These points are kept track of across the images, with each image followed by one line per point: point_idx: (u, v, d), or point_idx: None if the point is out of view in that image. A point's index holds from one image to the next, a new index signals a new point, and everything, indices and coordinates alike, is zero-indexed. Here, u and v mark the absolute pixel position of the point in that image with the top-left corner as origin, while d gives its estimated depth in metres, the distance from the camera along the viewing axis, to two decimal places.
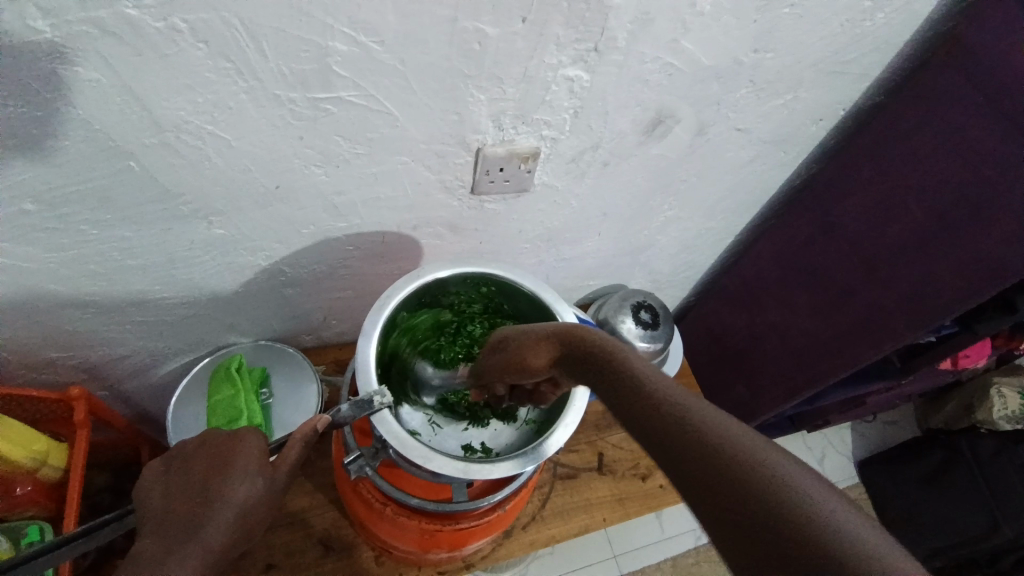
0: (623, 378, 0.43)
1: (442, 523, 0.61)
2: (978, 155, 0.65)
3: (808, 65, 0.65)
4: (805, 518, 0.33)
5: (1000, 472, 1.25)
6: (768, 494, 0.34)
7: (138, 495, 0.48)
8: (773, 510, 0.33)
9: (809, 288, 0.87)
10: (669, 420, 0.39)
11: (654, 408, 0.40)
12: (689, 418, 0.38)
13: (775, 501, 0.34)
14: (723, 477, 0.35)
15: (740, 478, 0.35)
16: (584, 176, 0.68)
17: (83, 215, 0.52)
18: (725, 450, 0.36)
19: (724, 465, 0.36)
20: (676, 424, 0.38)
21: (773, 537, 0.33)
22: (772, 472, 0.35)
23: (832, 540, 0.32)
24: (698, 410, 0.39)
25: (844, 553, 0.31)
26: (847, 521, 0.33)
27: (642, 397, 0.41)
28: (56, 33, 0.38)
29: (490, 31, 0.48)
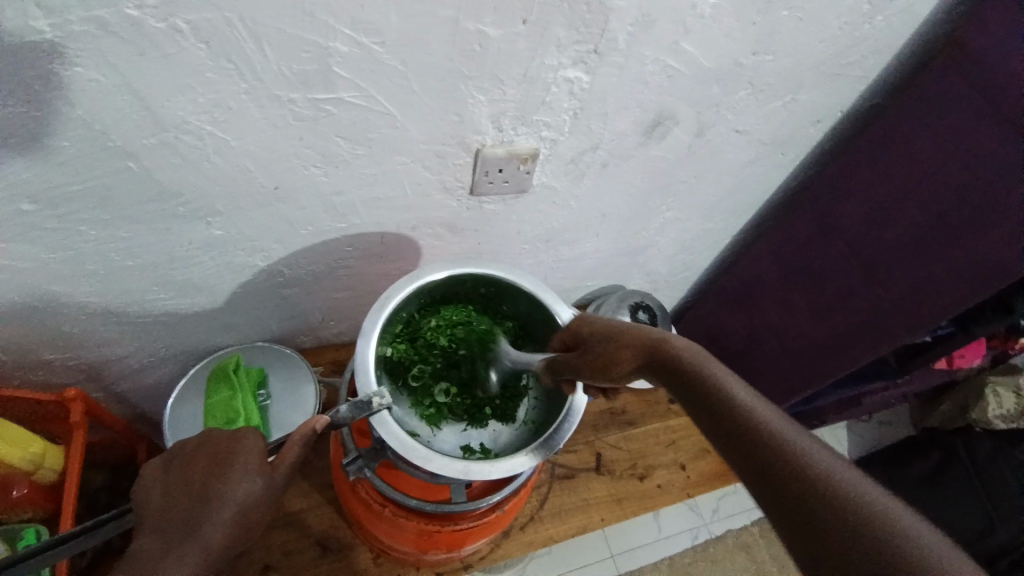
0: (702, 380, 0.45)
1: (442, 524, 0.61)
2: (978, 158, 0.65)
3: (807, 66, 0.65)
4: (880, 527, 0.34)
5: (997, 472, 1.28)
6: (827, 485, 0.37)
7: (138, 495, 0.48)
8: (839, 513, 0.35)
9: (808, 289, 0.87)
10: (745, 424, 0.41)
11: (734, 412, 0.42)
12: (767, 426, 0.41)
13: (851, 512, 0.35)
14: (798, 484, 0.37)
15: (813, 485, 0.37)
16: (584, 177, 0.68)
17: (81, 215, 0.52)
18: (796, 455, 0.39)
19: (800, 471, 0.38)
20: (754, 431, 0.41)
21: (824, 519, 0.36)
22: (844, 484, 0.37)
23: (880, 525, 0.34)
24: (774, 420, 0.41)
25: (895, 540, 0.34)
26: (894, 509, 0.35)
27: (717, 398, 0.43)
28: (57, 33, 0.38)
29: (492, 32, 0.48)
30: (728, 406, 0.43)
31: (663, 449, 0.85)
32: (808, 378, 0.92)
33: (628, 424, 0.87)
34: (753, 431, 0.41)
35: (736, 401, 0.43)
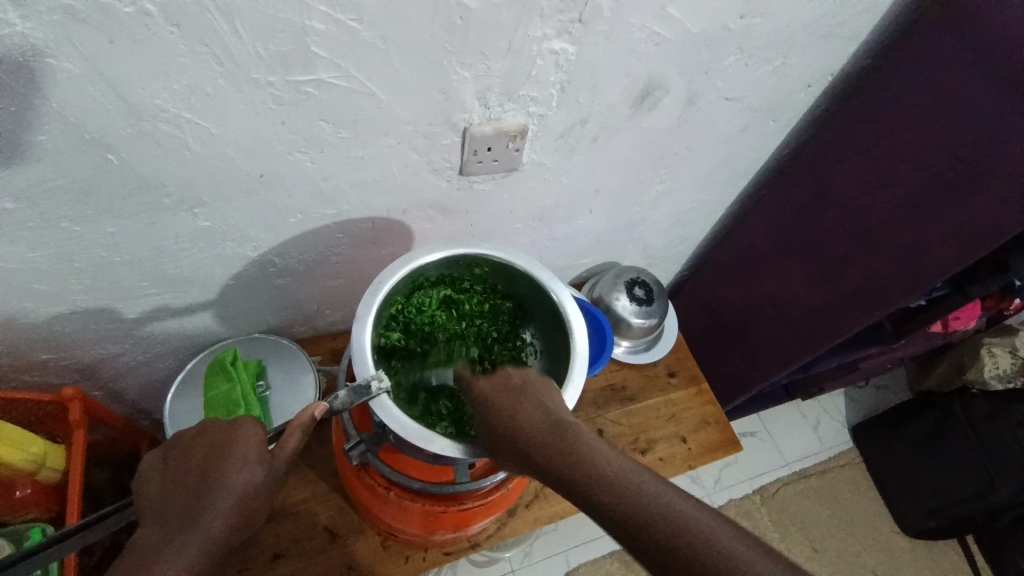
0: (531, 446, 0.48)
1: (447, 505, 0.62)
2: (972, 113, 0.65)
3: (796, 28, 0.64)
4: (697, 543, 0.42)
5: (997, 434, 1.25)
6: (637, 516, 0.44)
7: (138, 486, 0.48)
8: (647, 533, 0.43)
9: (804, 254, 0.87)
10: (616, 498, 0.45)
11: (627, 510, 0.44)
12: (659, 513, 0.44)
13: (657, 529, 0.43)
14: (651, 535, 0.43)
15: (665, 535, 0.43)
16: (574, 152, 0.68)
17: (65, 211, 0.51)
18: (607, 483, 0.45)
19: (695, 555, 0.41)
20: (655, 519, 0.43)
21: (641, 539, 0.43)
22: (693, 527, 0.43)
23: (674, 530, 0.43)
24: (664, 501, 0.44)
25: (685, 540, 0.42)
26: (680, 511, 0.44)
27: (584, 474, 0.46)
28: (27, 24, 0.38)
29: (473, 4, 0.47)
30: (626, 500, 0.44)
31: (665, 422, 0.85)
32: (803, 347, 0.92)
33: (628, 400, 0.87)
34: (633, 511, 0.44)
35: (627, 490, 0.45)
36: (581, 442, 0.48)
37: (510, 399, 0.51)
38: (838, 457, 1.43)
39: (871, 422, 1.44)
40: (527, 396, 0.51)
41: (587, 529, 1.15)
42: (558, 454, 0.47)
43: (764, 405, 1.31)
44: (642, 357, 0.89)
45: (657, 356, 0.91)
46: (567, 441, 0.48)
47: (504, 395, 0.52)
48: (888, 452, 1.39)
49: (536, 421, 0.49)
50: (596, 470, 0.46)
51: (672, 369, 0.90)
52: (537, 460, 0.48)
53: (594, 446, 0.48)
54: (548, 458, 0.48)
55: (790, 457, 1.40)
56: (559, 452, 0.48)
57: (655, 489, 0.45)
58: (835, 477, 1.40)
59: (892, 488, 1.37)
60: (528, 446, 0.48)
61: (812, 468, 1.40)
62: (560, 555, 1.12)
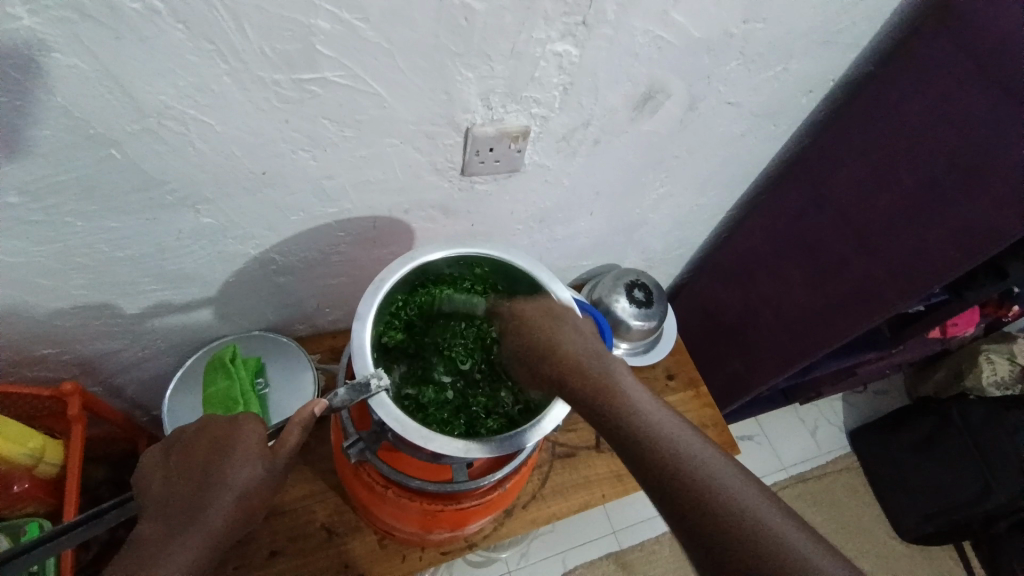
0: (541, 343, 0.54)
1: (444, 503, 0.61)
2: (968, 122, 0.66)
3: (797, 35, 0.64)
4: (667, 446, 0.46)
5: (993, 440, 1.27)
6: (622, 412, 0.48)
7: (140, 481, 0.48)
8: (628, 428, 0.47)
9: (803, 259, 0.88)
10: (608, 394, 0.49)
11: (637, 429, 0.47)
12: (676, 447, 0.46)
13: (636, 426, 0.47)
14: (629, 427, 0.47)
15: (641, 431, 0.47)
16: (576, 154, 0.68)
17: (68, 206, 0.51)
18: (602, 381, 0.51)
19: (673, 460, 0.45)
20: (635, 419, 0.48)
21: (621, 433, 0.48)
22: (670, 433, 0.47)
23: (651, 432, 0.47)
24: (674, 431, 0.47)
25: (658, 442, 0.46)
26: (663, 422, 0.48)
27: (585, 372, 0.51)
28: (34, 19, 0.38)
29: (477, 6, 0.47)
30: (656, 439, 0.46)
31: None
32: (802, 351, 0.92)
33: None
34: (619, 407, 0.49)
35: (647, 422, 0.47)
36: (590, 350, 0.53)
37: (552, 331, 0.54)
38: (835, 461, 1.43)
39: (868, 427, 1.44)
40: (568, 332, 0.54)
41: (585, 531, 1.16)
42: (567, 351, 0.53)
43: (762, 409, 1.31)
44: (641, 359, 0.90)
45: (657, 358, 0.91)
46: (604, 378, 0.51)
47: (536, 330, 0.55)
48: (884, 458, 1.39)
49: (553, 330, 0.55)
50: (630, 407, 0.48)
51: (671, 371, 0.91)
52: (543, 356, 0.54)
53: (632, 389, 0.50)
54: (552, 353, 0.53)
55: (787, 461, 1.40)
56: (567, 352, 0.53)
57: (644, 398, 0.50)
58: (832, 481, 1.40)
59: (888, 493, 1.38)
60: (539, 346, 0.54)
61: (809, 473, 1.40)
62: (558, 555, 1.12)
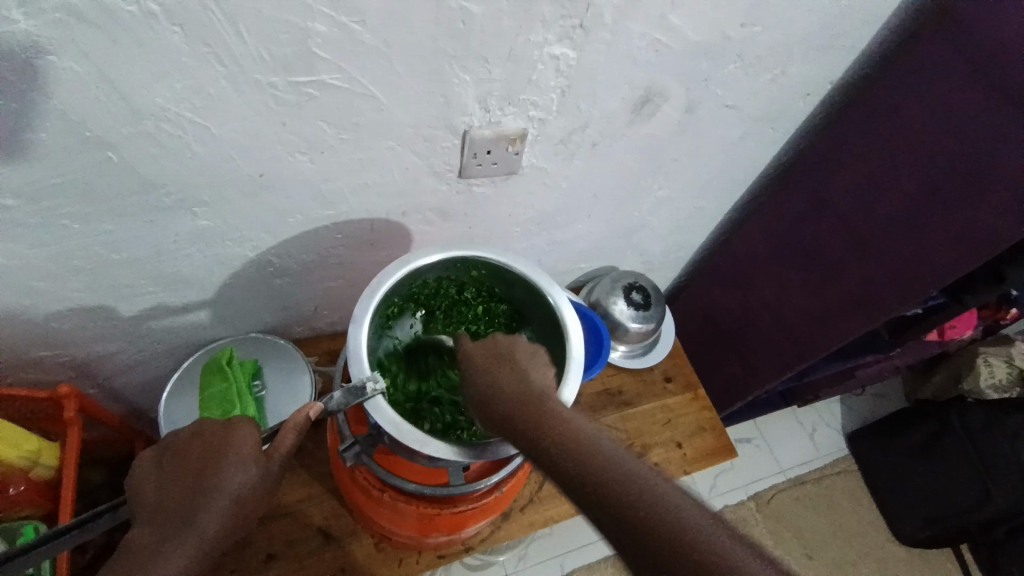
0: (477, 373, 0.52)
1: (441, 507, 0.61)
2: (967, 127, 0.66)
3: (795, 38, 0.65)
4: (594, 456, 0.44)
5: (991, 440, 1.27)
6: (552, 425, 0.46)
7: (133, 486, 0.48)
8: (556, 440, 0.45)
9: (802, 263, 0.88)
10: (539, 411, 0.48)
11: (563, 441, 0.45)
12: (604, 459, 0.44)
13: (565, 438, 0.45)
14: (556, 439, 0.45)
15: (568, 442, 0.45)
16: (573, 157, 0.68)
17: (64, 209, 0.51)
18: (535, 400, 0.48)
19: (599, 470, 0.43)
20: (563, 432, 0.46)
21: (547, 446, 0.45)
22: (598, 445, 0.45)
23: (580, 444, 0.45)
24: (604, 445, 0.45)
25: (587, 453, 0.44)
26: (595, 435, 0.46)
27: (519, 393, 0.49)
28: (30, 22, 0.38)
29: (475, 9, 0.47)
30: (592, 465, 0.43)
31: (661, 428, 0.85)
32: (801, 355, 0.92)
33: (625, 405, 0.87)
34: (548, 421, 0.47)
35: (575, 435, 0.45)
36: (528, 372, 0.52)
37: (516, 382, 0.50)
38: (834, 464, 1.43)
39: (866, 430, 1.44)
40: (531, 384, 0.50)
41: (583, 534, 1.16)
42: (501, 376, 0.51)
43: (760, 412, 1.31)
44: (639, 362, 0.89)
45: (653, 361, 0.91)
46: (542, 401, 0.48)
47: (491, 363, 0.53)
48: (883, 460, 1.39)
49: (494, 355, 0.54)
50: (558, 422, 0.47)
51: (668, 374, 0.90)
52: (480, 382, 0.52)
53: (563, 408, 0.48)
54: (486, 378, 0.52)
55: (786, 464, 1.40)
56: (501, 376, 0.51)
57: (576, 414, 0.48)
58: (831, 485, 1.40)
59: (886, 497, 1.38)
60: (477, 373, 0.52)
61: (808, 476, 1.40)
62: (554, 558, 1.12)
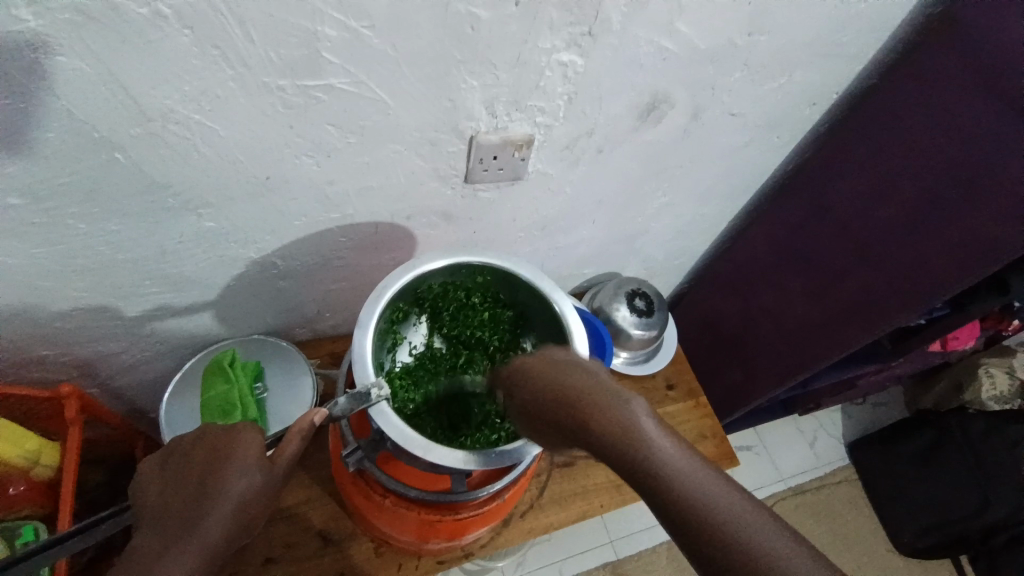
0: (535, 374, 0.49)
1: (442, 513, 0.61)
2: (970, 138, 0.66)
3: (802, 47, 0.65)
4: (665, 468, 0.41)
5: (991, 450, 1.28)
6: (618, 432, 0.43)
7: (137, 489, 0.49)
8: (624, 446, 0.42)
9: (804, 271, 0.87)
10: (604, 413, 0.44)
11: (631, 449, 0.42)
12: (676, 470, 0.41)
13: (632, 445, 0.42)
14: (624, 446, 0.42)
15: (635, 450, 0.42)
16: (579, 162, 0.68)
17: (69, 209, 0.51)
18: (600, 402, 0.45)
19: (671, 483, 0.40)
20: (631, 439, 0.42)
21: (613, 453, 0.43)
22: (669, 454, 0.42)
23: (648, 453, 0.42)
24: (674, 454, 0.42)
25: (655, 464, 0.41)
26: (665, 442, 0.42)
27: (579, 393, 0.46)
28: (39, 22, 0.38)
29: (483, 14, 0.47)
30: (664, 478, 0.40)
31: None
32: (801, 363, 0.92)
33: None
34: (614, 425, 0.43)
35: (645, 442, 0.42)
36: (588, 372, 0.48)
37: (578, 379, 0.47)
38: (834, 473, 1.42)
39: (867, 439, 1.43)
40: (592, 382, 0.47)
41: (582, 540, 1.15)
42: (558, 374, 0.48)
43: (761, 420, 1.31)
44: (642, 369, 0.89)
45: (655, 368, 0.91)
46: (606, 402, 0.45)
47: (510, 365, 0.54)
48: (883, 469, 1.39)
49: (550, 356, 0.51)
50: (625, 425, 0.43)
51: (670, 381, 0.90)
52: (537, 380, 0.49)
53: (632, 409, 0.44)
54: (544, 377, 0.49)
55: (786, 473, 1.40)
56: (557, 375, 0.48)
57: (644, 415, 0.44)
58: (831, 493, 1.40)
59: (887, 507, 1.37)
60: (536, 372, 0.49)
61: (808, 484, 1.39)
62: (554, 565, 1.12)
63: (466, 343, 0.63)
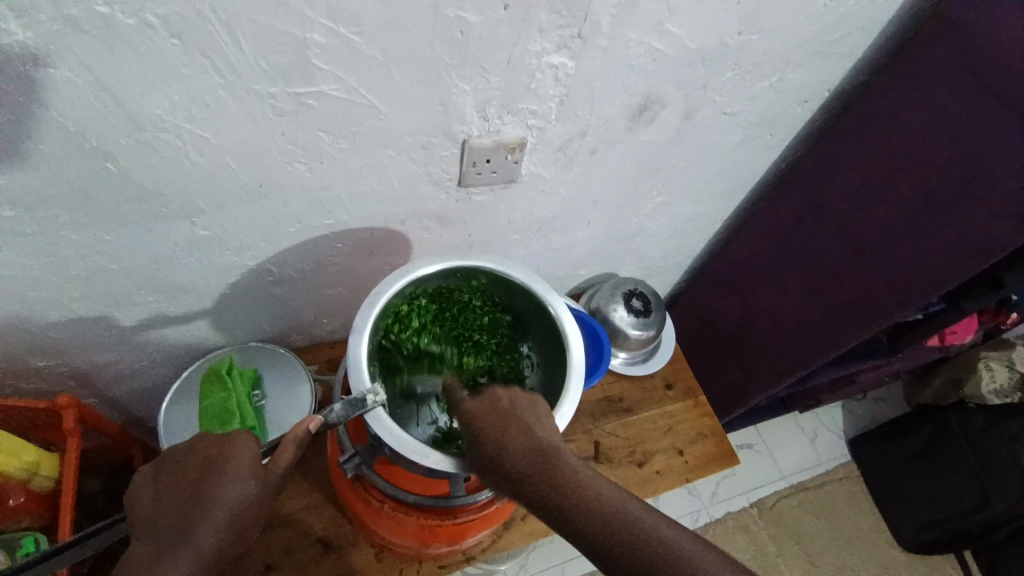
0: (473, 435, 0.50)
1: (442, 518, 0.61)
2: (964, 134, 0.66)
3: (793, 45, 0.65)
4: (606, 516, 0.45)
5: (991, 446, 1.26)
6: (560, 490, 0.46)
7: (129, 500, 0.48)
8: (569, 503, 0.46)
9: (800, 268, 0.87)
10: (548, 474, 0.47)
11: (575, 506, 0.45)
12: (617, 517, 0.45)
13: (576, 502, 0.46)
14: (569, 503, 0.46)
15: (578, 506, 0.45)
16: (572, 164, 0.68)
17: (63, 219, 0.51)
18: (542, 463, 0.48)
19: (614, 533, 0.44)
20: (574, 494, 0.46)
21: (559, 513, 0.46)
22: (608, 502, 0.46)
23: (590, 505, 0.46)
24: (611, 501, 0.46)
25: (599, 513, 0.45)
26: (604, 489, 0.47)
27: (521, 457, 0.48)
28: (28, 34, 0.38)
29: (473, 19, 0.47)
30: (609, 526, 0.44)
31: (661, 434, 0.85)
32: (799, 360, 0.92)
33: (626, 412, 0.87)
34: (557, 486, 0.47)
35: (587, 494, 0.46)
36: (527, 428, 0.50)
37: (523, 436, 0.49)
38: (835, 469, 1.42)
39: (868, 435, 1.43)
40: (536, 440, 0.49)
41: None
42: (497, 437, 0.49)
43: (760, 417, 1.31)
44: (640, 368, 0.89)
45: (654, 367, 0.91)
46: (551, 463, 0.48)
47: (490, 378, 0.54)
48: (885, 465, 1.39)
49: (487, 411, 0.51)
50: (568, 483, 0.47)
51: (669, 380, 0.90)
52: (477, 443, 0.50)
53: (571, 464, 0.48)
54: (485, 441, 0.49)
55: (787, 470, 1.40)
56: (496, 435, 0.49)
57: (582, 468, 0.48)
58: (833, 490, 1.40)
59: (888, 502, 1.37)
60: (476, 433, 0.50)
61: (810, 481, 1.39)
62: (556, 566, 1.12)
63: (465, 345, 0.60)
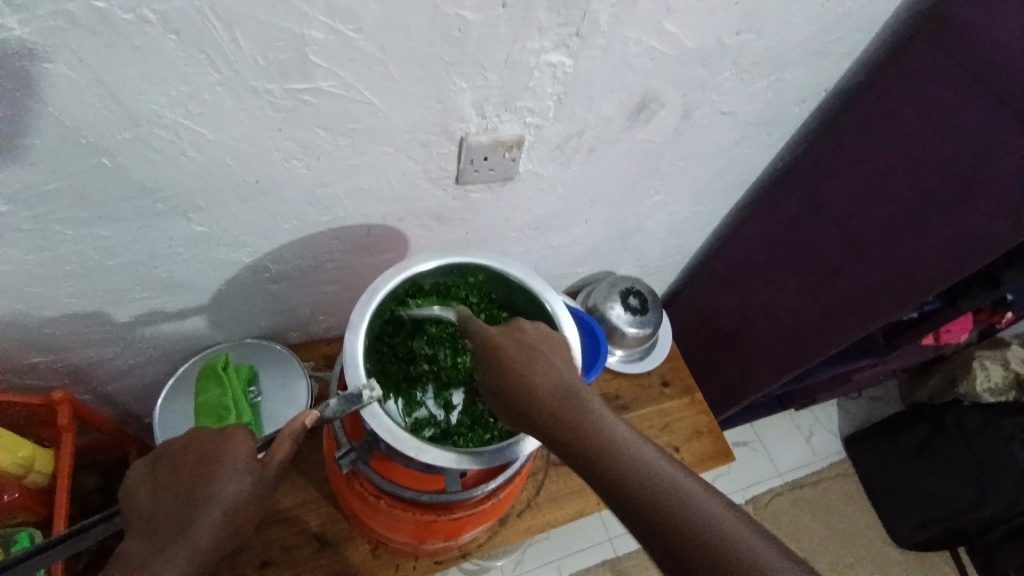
0: (495, 364, 0.51)
1: (438, 514, 0.61)
2: (966, 133, 0.66)
3: (792, 45, 0.65)
4: (620, 456, 0.46)
5: (988, 445, 1.25)
6: (578, 426, 0.47)
7: (124, 496, 0.48)
8: (584, 439, 0.47)
9: (797, 267, 0.88)
10: (567, 410, 0.48)
11: (593, 440, 0.47)
12: (630, 457, 0.46)
13: (592, 439, 0.47)
14: (585, 438, 0.47)
15: (593, 443, 0.47)
16: (570, 162, 0.68)
17: (59, 215, 0.51)
18: (562, 399, 0.49)
19: (627, 472, 0.45)
20: (592, 431, 0.47)
21: (574, 449, 0.47)
22: (624, 443, 0.47)
23: (606, 444, 0.47)
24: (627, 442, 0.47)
25: (612, 453, 0.46)
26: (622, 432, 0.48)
27: (543, 389, 0.49)
28: (25, 29, 0.38)
29: (472, 17, 0.47)
30: (620, 465, 0.45)
31: (657, 432, 0.85)
32: (796, 359, 0.92)
33: (623, 409, 0.87)
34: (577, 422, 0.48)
35: (605, 431, 0.47)
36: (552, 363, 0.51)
37: (544, 371, 0.50)
38: (830, 467, 1.43)
39: (863, 433, 1.44)
40: (558, 376, 0.50)
41: (581, 538, 1.16)
42: (520, 367, 0.50)
43: (756, 416, 1.31)
44: (637, 366, 0.89)
45: (651, 365, 0.91)
46: (571, 400, 0.49)
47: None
48: (880, 463, 1.39)
49: (508, 341, 0.52)
50: (587, 420, 0.48)
51: (666, 378, 0.90)
52: (499, 371, 0.51)
53: (591, 404, 0.49)
54: (506, 369, 0.50)
55: (783, 468, 1.40)
56: (518, 366, 0.50)
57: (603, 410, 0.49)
58: (828, 488, 1.40)
59: (883, 500, 1.38)
60: (496, 361, 0.51)
61: (805, 479, 1.40)
62: (552, 563, 1.12)
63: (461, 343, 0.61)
